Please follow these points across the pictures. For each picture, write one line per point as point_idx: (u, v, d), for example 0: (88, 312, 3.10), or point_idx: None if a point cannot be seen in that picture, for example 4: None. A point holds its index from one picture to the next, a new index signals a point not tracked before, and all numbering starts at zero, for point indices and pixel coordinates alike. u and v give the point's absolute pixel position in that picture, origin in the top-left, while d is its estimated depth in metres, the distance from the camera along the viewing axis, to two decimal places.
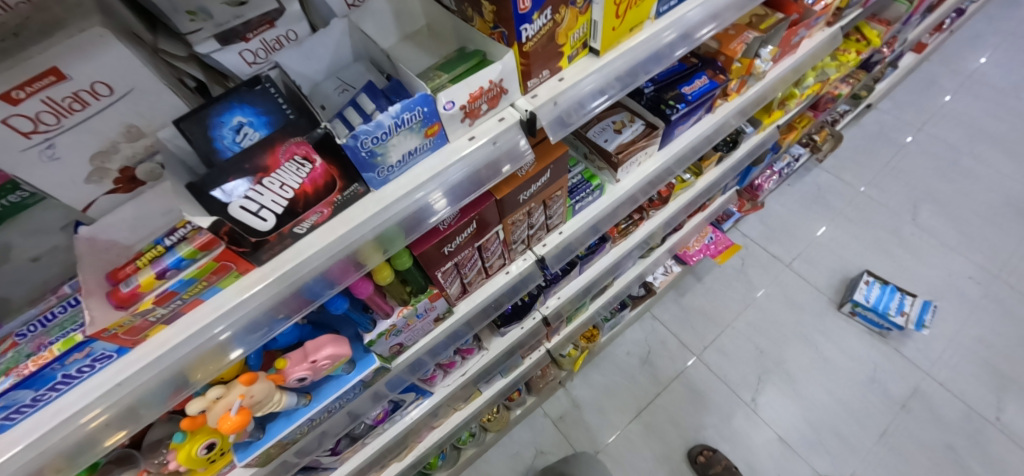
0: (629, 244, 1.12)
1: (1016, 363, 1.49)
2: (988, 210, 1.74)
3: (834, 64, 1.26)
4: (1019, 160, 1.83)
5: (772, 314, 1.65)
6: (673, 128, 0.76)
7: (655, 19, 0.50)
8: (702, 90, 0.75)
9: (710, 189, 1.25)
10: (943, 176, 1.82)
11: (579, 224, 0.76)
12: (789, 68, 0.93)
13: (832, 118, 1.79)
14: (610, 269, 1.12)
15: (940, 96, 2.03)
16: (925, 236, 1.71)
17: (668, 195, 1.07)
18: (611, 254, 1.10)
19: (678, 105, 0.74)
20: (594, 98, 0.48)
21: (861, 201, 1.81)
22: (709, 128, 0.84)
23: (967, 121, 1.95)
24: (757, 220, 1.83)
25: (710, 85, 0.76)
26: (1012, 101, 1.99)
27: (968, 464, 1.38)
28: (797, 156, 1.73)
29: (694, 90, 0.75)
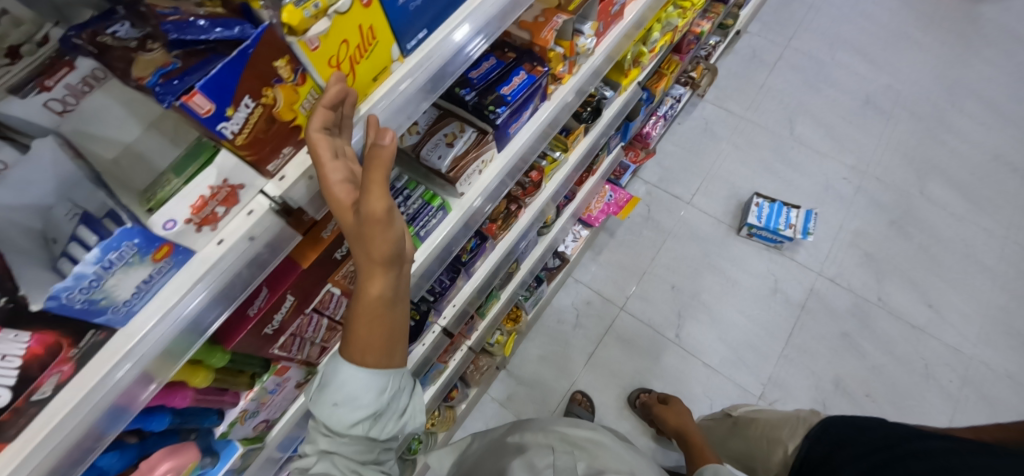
0: (516, 232, 1.12)
1: (887, 245, 1.67)
2: (852, 112, 1.89)
3: (679, 12, 1.27)
4: (872, 59, 1.99)
5: (681, 252, 1.75)
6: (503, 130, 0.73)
7: (405, 57, 0.46)
8: (521, 88, 0.71)
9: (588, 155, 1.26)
10: (812, 88, 1.95)
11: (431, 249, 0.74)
12: (619, 35, 0.93)
13: (705, 52, 1.85)
14: (504, 260, 1.12)
15: (800, 9, 2.12)
16: (801, 149, 1.85)
17: (539, 179, 1.06)
18: (499, 248, 1.09)
19: (499, 109, 0.70)
20: (471, 42, 0.51)
21: (744, 127, 1.92)
22: (548, 117, 0.83)
23: (825, 29, 2.07)
24: (656, 165, 1.89)
25: (529, 80, 0.72)
26: (860, 4, 2.13)
27: (861, 345, 1.56)
28: (678, 97, 1.78)
29: (514, 89, 0.71)
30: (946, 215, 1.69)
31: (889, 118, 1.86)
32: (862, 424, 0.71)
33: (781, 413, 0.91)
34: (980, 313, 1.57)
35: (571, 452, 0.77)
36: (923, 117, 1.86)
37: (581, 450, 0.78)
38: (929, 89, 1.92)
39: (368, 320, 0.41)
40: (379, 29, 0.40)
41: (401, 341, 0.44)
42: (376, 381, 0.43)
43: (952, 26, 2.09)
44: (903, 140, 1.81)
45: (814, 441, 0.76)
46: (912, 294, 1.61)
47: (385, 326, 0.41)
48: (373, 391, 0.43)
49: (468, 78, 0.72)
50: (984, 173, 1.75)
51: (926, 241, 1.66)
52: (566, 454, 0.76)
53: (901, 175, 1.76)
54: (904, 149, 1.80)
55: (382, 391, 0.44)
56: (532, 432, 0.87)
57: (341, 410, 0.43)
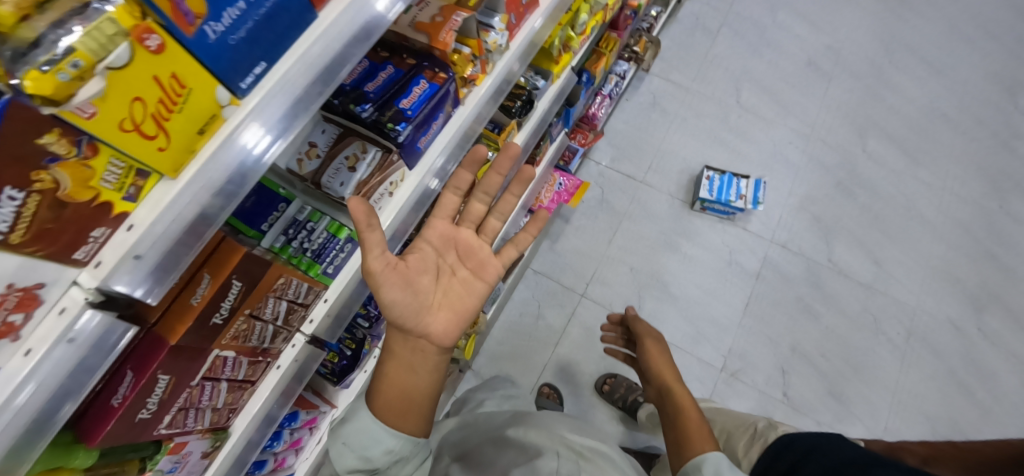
0: None
1: (834, 206, 1.69)
2: (795, 75, 1.90)
3: None
4: (812, 20, 1.99)
5: (637, 232, 1.73)
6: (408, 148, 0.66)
7: (242, 101, 0.38)
8: (422, 100, 0.63)
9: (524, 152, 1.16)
10: (755, 53, 1.94)
11: (343, 286, 0.67)
12: (540, 21, 0.85)
13: (647, 25, 1.80)
14: None
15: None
16: (748, 116, 1.85)
17: None
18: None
19: (399, 126, 0.62)
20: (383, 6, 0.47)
21: (691, 99, 1.90)
22: (467, 121, 0.75)
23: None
24: (606, 144, 1.84)
25: (431, 90, 0.64)
26: None
27: (815, 307, 1.58)
28: (622, 74, 1.73)
29: (414, 102, 0.63)
30: (887, 172, 1.73)
31: (830, 79, 1.88)
32: (814, 441, 0.66)
33: (738, 423, 0.87)
34: (923, 265, 1.61)
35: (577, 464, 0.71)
36: (862, 76, 1.88)
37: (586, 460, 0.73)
38: (867, 47, 1.93)
39: (391, 376, 0.60)
40: (189, 76, 0.33)
41: (406, 406, 0.59)
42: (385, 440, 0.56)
43: None
44: (842, 101, 1.84)
45: (771, 458, 0.71)
46: (859, 253, 1.63)
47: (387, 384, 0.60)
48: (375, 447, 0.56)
49: (364, 93, 0.63)
50: (920, 127, 1.79)
51: (870, 200, 1.70)
52: (570, 464, 0.71)
53: (842, 136, 1.79)
54: (846, 109, 1.83)
55: (384, 450, 0.56)
56: (534, 427, 0.80)
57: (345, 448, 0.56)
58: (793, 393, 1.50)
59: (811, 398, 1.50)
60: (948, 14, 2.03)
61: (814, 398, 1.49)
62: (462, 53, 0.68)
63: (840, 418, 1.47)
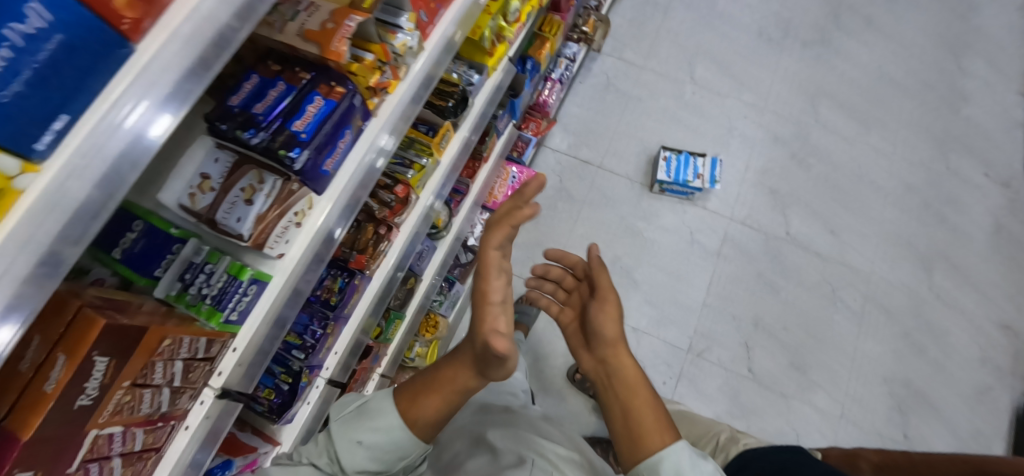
0: (393, 260, 0.95)
1: (791, 178, 1.68)
2: (747, 47, 1.87)
3: None
4: None
5: (598, 218, 1.69)
6: (311, 174, 0.59)
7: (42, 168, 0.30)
8: (318, 120, 0.56)
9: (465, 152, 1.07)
10: (706, 26, 1.90)
11: (252, 331, 0.61)
12: (456, 19, 0.77)
13: (595, 4, 1.75)
14: (385, 292, 0.97)
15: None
16: (702, 92, 1.82)
17: (407, 195, 0.91)
18: (377, 278, 0.94)
19: (294, 152, 0.55)
20: None
21: (645, 77, 1.85)
22: (383, 131, 0.68)
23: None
24: (562, 130, 1.78)
25: (328, 107, 0.57)
26: None
27: (775, 281, 1.58)
28: (572, 57, 1.68)
29: (309, 123, 0.56)
30: (839, 140, 1.73)
31: (782, 49, 1.86)
32: (778, 458, 0.65)
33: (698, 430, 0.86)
34: (876, 231, 1.62)
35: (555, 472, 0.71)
36: (812, 44, 1.86)
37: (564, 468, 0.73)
38: (816, 13, 1.91)
39: (439, 395, 0.64)
40: None
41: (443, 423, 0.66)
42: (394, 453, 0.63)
43: None
44: (794, 71, 1.83)
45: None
46: (816, 224, 1.64)
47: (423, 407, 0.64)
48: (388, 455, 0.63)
49: (252, 115, 0.55)
50: (869, 93, 1.79)
51: (825, 170, 1.69)
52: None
53: (795, 106, 1.78)
54: (798, 79, 1.82)
55: (400, 457, 0.64)
56: (513, 433, 0.77)
57: (360, 449, 0.62)
58: (758, 368, 1.51)
59: (774, 372, 1.51)
60: None
61: (777, 371, 1.51)
62: (366, 60, 0.61)
63: (802, 388, 1.49)
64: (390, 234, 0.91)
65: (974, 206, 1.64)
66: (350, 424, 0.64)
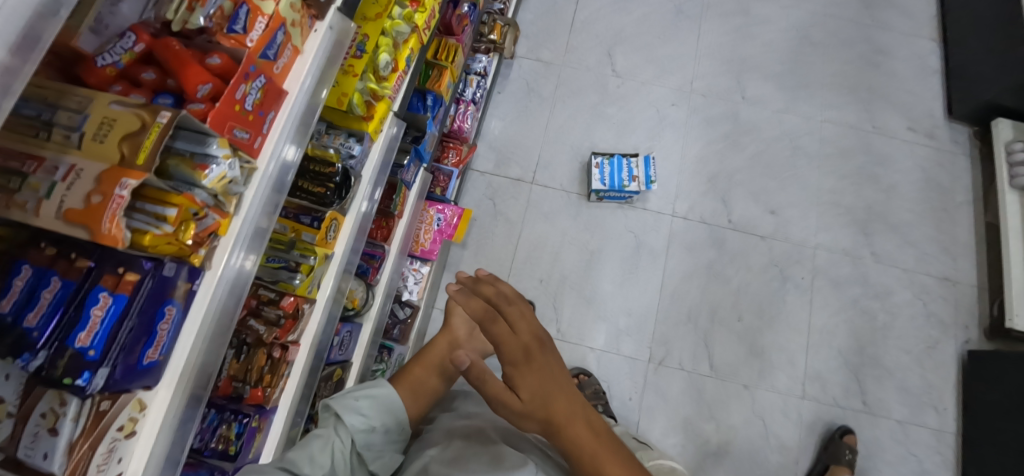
0: (299, 374, 0.84)
1: (725, 160, 1.63)
2: (665, 26, 1.78)
3: None
4: None
5: (538, 236, 1.57)
6: (121, 380, 0.47)
7: None
8: (107, 328, 0.45)
9: (365, 227, 0.95)
10: (621, 9, 1.80)
11: None
12: (296, 112, 0.62)
13: (499, 8, 1.61)
14: (299, 409, 0.85)
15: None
16: (627, 83, 1.72)
17: (297, 307, 0.79)
18: (283, 406, 0.81)
19: (81, 378, 0.43)
20: None
21: (566, 74, 1.73)
22: (236, 252, 0.58)
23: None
24: (487, 148, 1.66)
25: (119, 304, 0.46)
26: None
27: (724, 271, 1.53)
28: (482, 71, 1.52)
29: (95, 335, 0.44)
30: (769, 114, 1.68)
31: (700, 24, 1.78)
32: None
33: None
34: (816, 202, 1.60)
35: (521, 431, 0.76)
36: (731, 15, 1.79)
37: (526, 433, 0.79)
38: None
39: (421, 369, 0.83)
40: None
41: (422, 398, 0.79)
42: (390, 414, 0.69)
43: None
44: (716, 46, 1.75)
45: None
46: (756, 206, 1.59)
47: (424, 379, 0.81)
48: (384, 414, 0.69)
49: (21, 333, 0.42)
50: (791, 58, 1.74)
51: (758, 147, 1.65)
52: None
53: (721, 84, 1.71)
54: (721, 53, 1.75)
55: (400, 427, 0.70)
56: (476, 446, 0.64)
57: (358, 404, 0.68)
58: (719, 363, 1.47)
59: (734, 363, 1.47)
60: None
61: (738, 364, 1.47)
62: (166, 228, 0.47)
63: (762, 376, 1.46)
64: (286, 354, 0.79)
65: (901, 161, 1.65)
66: (344, 392, 0.69)
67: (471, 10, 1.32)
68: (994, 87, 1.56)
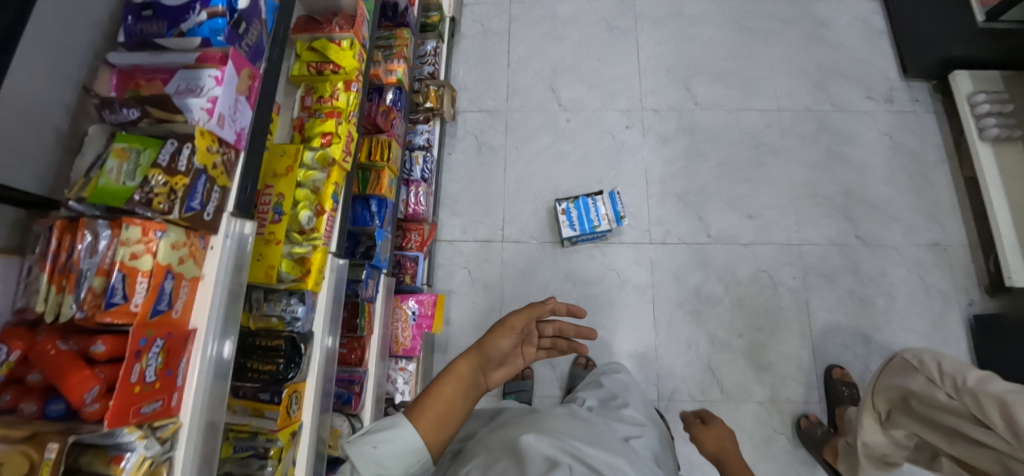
0: None
1: (691, 173, 1.59)
2: (602, 47, 1.74)
3: (325, 125, 0.87)
4: None
5: (521, 294, 1.52)
6: None
7: None
8: None
9: (332, 373, 0.90)
10: (555, 39, 1.77)
11: None
12: (211, 334, 0.58)
13: (430, 72, 1.58)
14: None
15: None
16: (576, 114, 1.67)
17: None
18: None
19: None
20: None
21: (514, 119, 1.69)
22: (210, 343, 0.58)
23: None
24: (450, 215, 1.61)
25: None
26: None
27: (715, 289, 1.50)
28: (426, 144, 1.49)
29: None
30: (725, 115, 1.64)
31: (637, 37, 1.74)
32: None
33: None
34: (790, 196, 1.56)
35: (548, 428, 0.76)
36: (664, 20, 1.75)
37: (560, 425, 0.79)
38: None
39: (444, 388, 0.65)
40: None
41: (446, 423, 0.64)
42: (405, 459, 0.60)
43: None
44: (658, 55, 1.71)
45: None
46: (731, 214, 1.55)
47: (451, 406, 0.64)
48: (403, 458, 0.60)
49: None
50: (735, 50, 1.70)
51: (721, 152, 1.60)
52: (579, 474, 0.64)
53: (671, 94, 1.67)
54: (663, 62, 1.71)
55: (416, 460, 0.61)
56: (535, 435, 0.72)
57: (377, 454, 0.59)
58: (728, 386, 1.43)
59: (743, 382, 1.44)
60: None
61: (746, 382, 1.44)
62: None
63: (774, 389, 1.43)
64: None
65: (866, 134, 1.61)
66: (361, 436, 0.61)
67: (398, 95, 1.26)
68: (943, 42, 1.52)
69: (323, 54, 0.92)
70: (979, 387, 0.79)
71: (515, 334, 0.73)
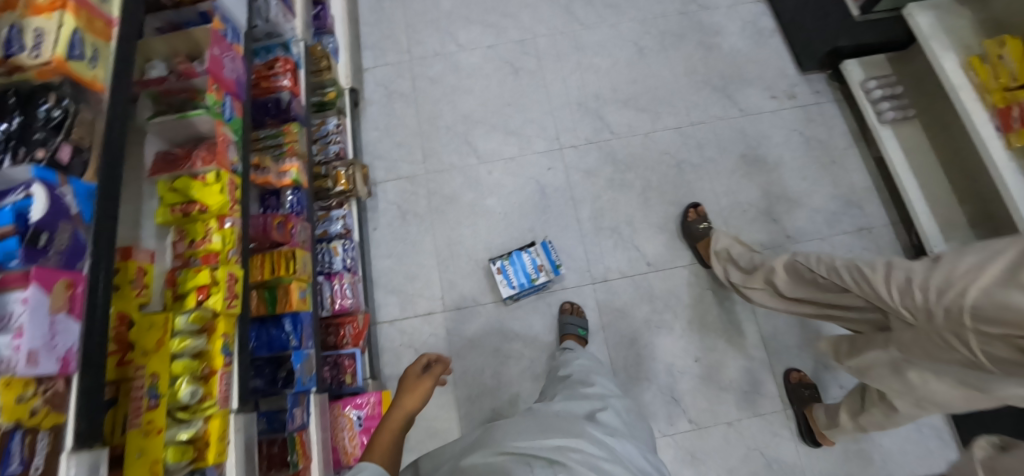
0: None
1: (619, 204, 1.58)
2: (510, 91, 1.73)
3: (200, 273, 0.79)
4: (493, 24, 1.82)
5: (472, 363, 1.46)
6: None
7: None
8: None
9: None
10: (460, 91, 1.74)
11: None
12: None
13: (336, 153, 1.51)
14: None
15: (400, 12, 1.87)
16: (495, 164, 1.64)
17: None
18: None
19: None
20: None
21: (434, 180, 1.64)
22: None
23: (433, 18, 1.85)
24: (386, 294, 1.54)
25: None
26: None
27: (664, 317, 1.49)
28: (343, 230, 1.43)
29: None
30: (641, 139, 1.64)
31: (543, 75, 1.74)
32: None
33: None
34: (717, 209, 1.57)
35: (493, 439, 0.77)
36: (566, 54, 1.76)
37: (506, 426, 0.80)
38: (553, 20, 1.82)
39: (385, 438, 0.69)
40: None
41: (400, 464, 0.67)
42: None
43: None
44: (566, 90, 1.71)
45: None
46: (665, 238, 1.55)
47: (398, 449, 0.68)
48: None
49: None
50: (639, 73, 1.72)
51: (644, 177, 1.60)
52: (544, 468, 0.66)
53: (585, 126, 1.66)
54: (573, 96, 1.70)
55: None
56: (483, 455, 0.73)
57: None
58: (696, 414, 1.42)
59: (709, 407, 1.42)
60: None
61: (712, 405, 1.42)
62: None
63: (740, 406, 1.42)
64: None
65: (775, 133, 1.64)
66: None
67: (297, 196, 1.20)
68: (827, 36, 1.58)
69: (186, 194, 0.83)
70: (844, 264, 0.99)
71: (429, 380, 0.83)
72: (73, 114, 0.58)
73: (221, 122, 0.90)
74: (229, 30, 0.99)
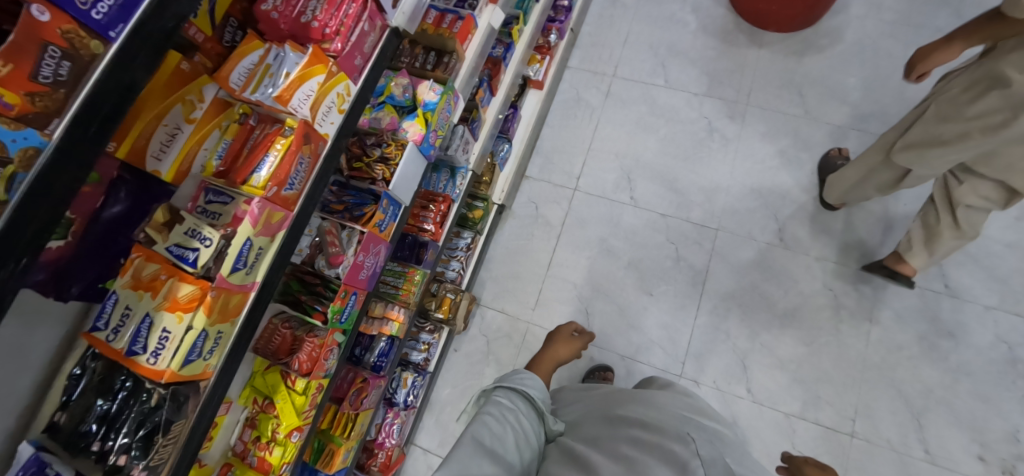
0: None
1: None
2: (657, 279, 1.51)
3: None
4: (679, 189, 1.58)
5: None
6: None
7: None
8: None
9: None
10: (607, 251, 1.55)
11: None
12: None
13: (454, 276, 1.41)
14: None
15: (588, 129, 1.69)
16: (603, 354, 1.46)
17: None
18: None
19: None
20: None
21: (535, 335, 1.50)
22: None
23: (620, 152, 1.65)
24: (432, 424, 1.45)
25: None
26: (660, 100, 1.68)
27: None
28: (422, 362, 1.36)
29: None
30: (778, 417, 1.35)
31: (704, 277, 1.49)
32: None
33: None
34: None
35: (654, 403, 0.79)
36: (745, 267, 1.48)
37: (661, 398, 0.82)
38: (751, 218, 1.52)
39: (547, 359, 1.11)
40: None
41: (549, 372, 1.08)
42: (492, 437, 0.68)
43: (778, 96, 1.63)
44: (721, 311, 1.45)
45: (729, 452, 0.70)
46: None
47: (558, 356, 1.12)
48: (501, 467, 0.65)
49: None
50: (815, 335, 1.40)
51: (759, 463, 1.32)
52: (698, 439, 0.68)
53: (721, 365, 1.41)
54: (722, 319, 1.45)
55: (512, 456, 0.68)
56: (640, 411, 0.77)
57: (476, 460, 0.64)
58: None
59: None
60: (862, 132, 1.56)
61: None
62: None
63: None
64: None
65: None
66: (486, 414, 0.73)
67: (388, 347, 1.16)
68: None
69: (273, 393, 0.86)
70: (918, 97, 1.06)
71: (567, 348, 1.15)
72: (166, 427, 0.59)
73: (334, 328, 0.85)
74: (389, 213, 0.93)
